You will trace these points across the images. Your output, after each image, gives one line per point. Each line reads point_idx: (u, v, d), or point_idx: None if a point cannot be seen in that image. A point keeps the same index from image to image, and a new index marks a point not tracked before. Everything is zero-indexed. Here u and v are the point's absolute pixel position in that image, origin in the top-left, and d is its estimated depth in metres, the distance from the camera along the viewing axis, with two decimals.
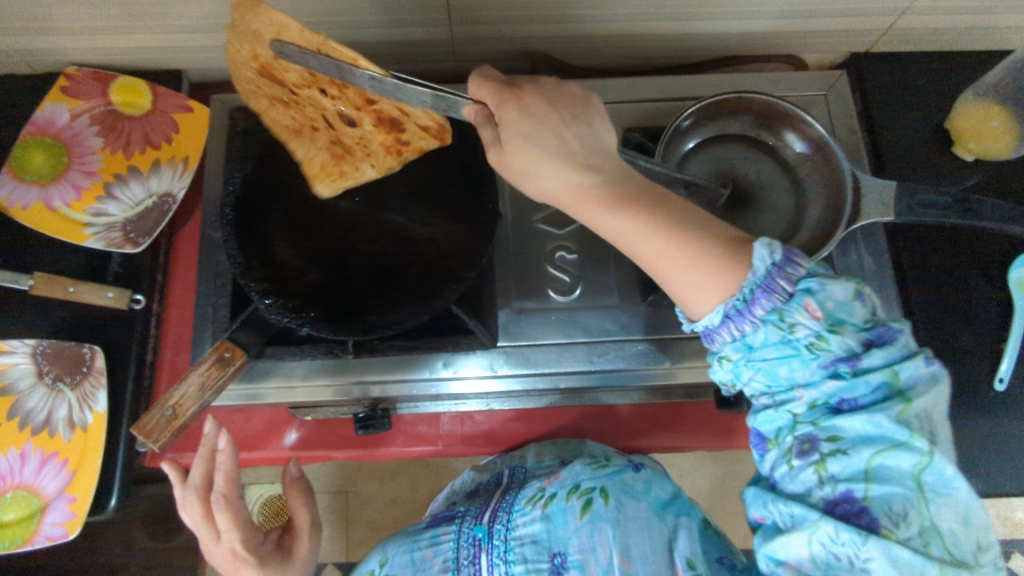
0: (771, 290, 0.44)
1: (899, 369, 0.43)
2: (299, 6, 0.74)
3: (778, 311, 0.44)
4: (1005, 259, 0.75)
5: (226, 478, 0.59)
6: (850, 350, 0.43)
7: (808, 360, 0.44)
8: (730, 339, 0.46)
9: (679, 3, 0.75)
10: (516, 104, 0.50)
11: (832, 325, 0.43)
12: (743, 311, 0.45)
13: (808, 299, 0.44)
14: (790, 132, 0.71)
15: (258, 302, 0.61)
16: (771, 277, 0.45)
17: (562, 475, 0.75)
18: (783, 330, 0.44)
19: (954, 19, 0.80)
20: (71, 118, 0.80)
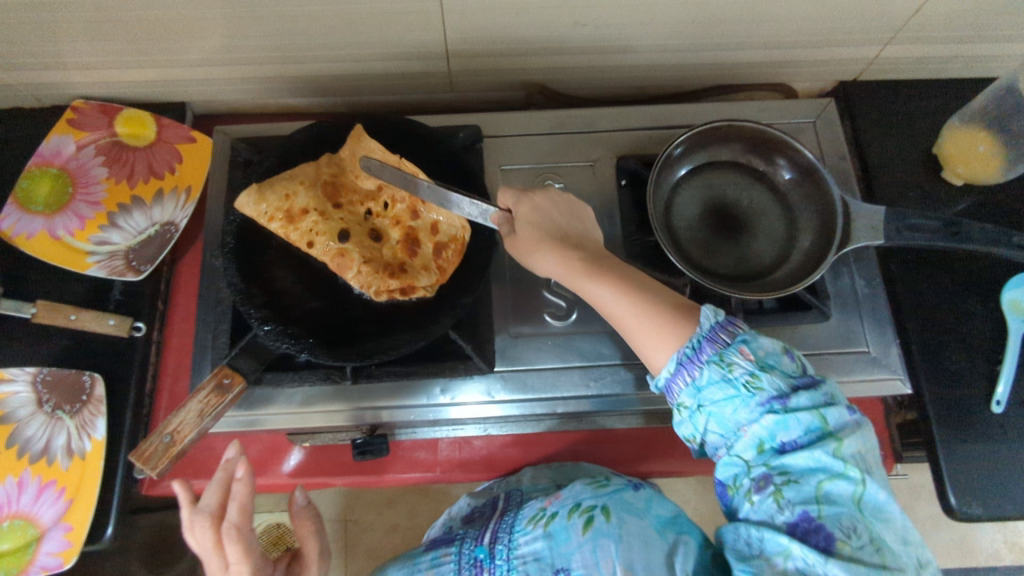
0: (713, 340, 0.53)
1: (826, 413, 0.49)
2: (302, 41, 0.76)
3: (719, 354, 0.52)
4: (998, 282, 0.76)
5: (242, 509, 0.54)
6: (780, 390, 0.50)
7: (748, 399, 0.50)
8: (684, 385, 0.54)
9: (670, 34, 0.78)
10: (530, 204, 0.64)
11: (762, 367, 0.51)
12: (692, 359, 0.53)
13: (743, 347, 0.52)
14: (781, 158, 0.73)
15: (257, 329, 0.62)
16: (713, 331, 0.54)
17: (562, 495, 0.75)
18: (723, 369, 0.51)
19: (939, 48, 0.82)
20: (77, 149, 0.81)
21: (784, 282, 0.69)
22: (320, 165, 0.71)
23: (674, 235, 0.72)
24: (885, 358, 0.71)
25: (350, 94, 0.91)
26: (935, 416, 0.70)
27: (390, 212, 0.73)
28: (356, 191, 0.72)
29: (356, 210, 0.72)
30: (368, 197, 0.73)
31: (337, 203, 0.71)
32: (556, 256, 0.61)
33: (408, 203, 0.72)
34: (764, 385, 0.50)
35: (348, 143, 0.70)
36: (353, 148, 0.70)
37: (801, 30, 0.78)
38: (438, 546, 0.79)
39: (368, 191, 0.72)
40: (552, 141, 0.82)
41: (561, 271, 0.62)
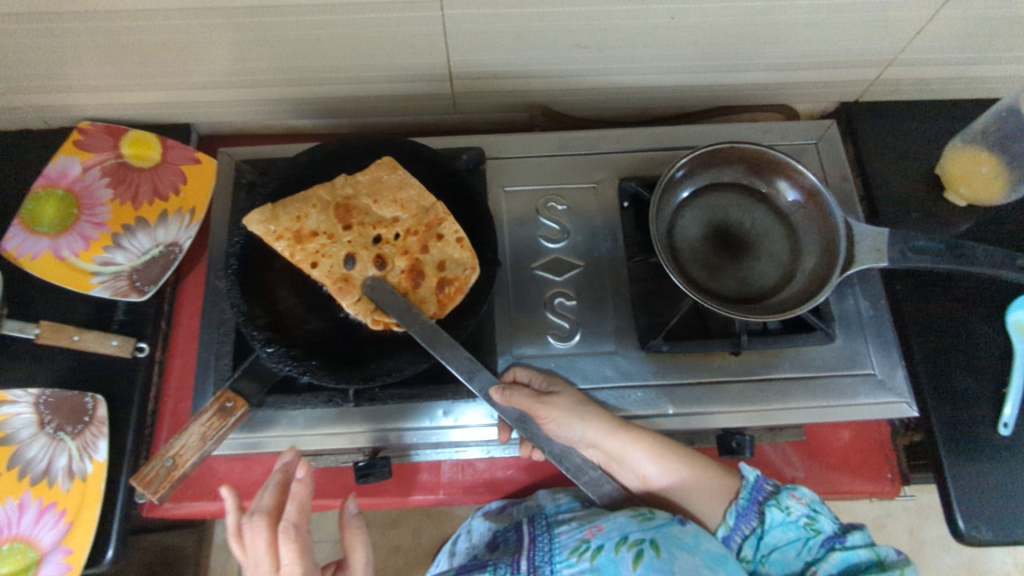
0: (761, 487, 0.65)
1: (876, 549, 0.59)
2: (308, 65, 0.77)
3: (777, 498, 0.63)
4: (1002, 304, 0.75)
5: (300, 507, 0.53)
6: (834, 532, 0.61)
7: (809, 535, 0.60)
8: (749, 533, 0.64)
9: (673, 56, 0.78)
10: (547, 401, 0.65)
11: (814, 511, 0.62)
12: (746, 510, 0.65)
13: (795, 492, 0.63)
14: (782, 181, 0.73)
15: (260, 351, 0.62)
16: (759, 480, 0.66)
17: (605, 526, 0.68)
18: (783, 511, 0.62)
19: (940, 69, 0.83)
20: (83, 171, 0.82)
21: (787, 303, 0.68)
22: (347, 187, 0.73)
23: (677, 257, 0.72)
24: (891, 380, 0.71)
25: (354, 116, 0.92)
26: (943, 438, 0.69)
27: (403, 242, 0.72)
28: (375, 216, 0.73)
29: (369, 235, 0.72)
30: (383, 224, 0.72)
31: (351, 225, 0.71)
32: (586, 423, 0.66)
33: (420, 235, 0.71)
34: (821, 527, 0.61)
35: (371, 170, 0.73)
36: (390, 179, 0.72)
37: (801, 53, 0.79)
38: (468, 574, 0.70)
39: (386, 219, 0.72)
40: (553, 162, 0.83)
41: (591, 435, 0.67)
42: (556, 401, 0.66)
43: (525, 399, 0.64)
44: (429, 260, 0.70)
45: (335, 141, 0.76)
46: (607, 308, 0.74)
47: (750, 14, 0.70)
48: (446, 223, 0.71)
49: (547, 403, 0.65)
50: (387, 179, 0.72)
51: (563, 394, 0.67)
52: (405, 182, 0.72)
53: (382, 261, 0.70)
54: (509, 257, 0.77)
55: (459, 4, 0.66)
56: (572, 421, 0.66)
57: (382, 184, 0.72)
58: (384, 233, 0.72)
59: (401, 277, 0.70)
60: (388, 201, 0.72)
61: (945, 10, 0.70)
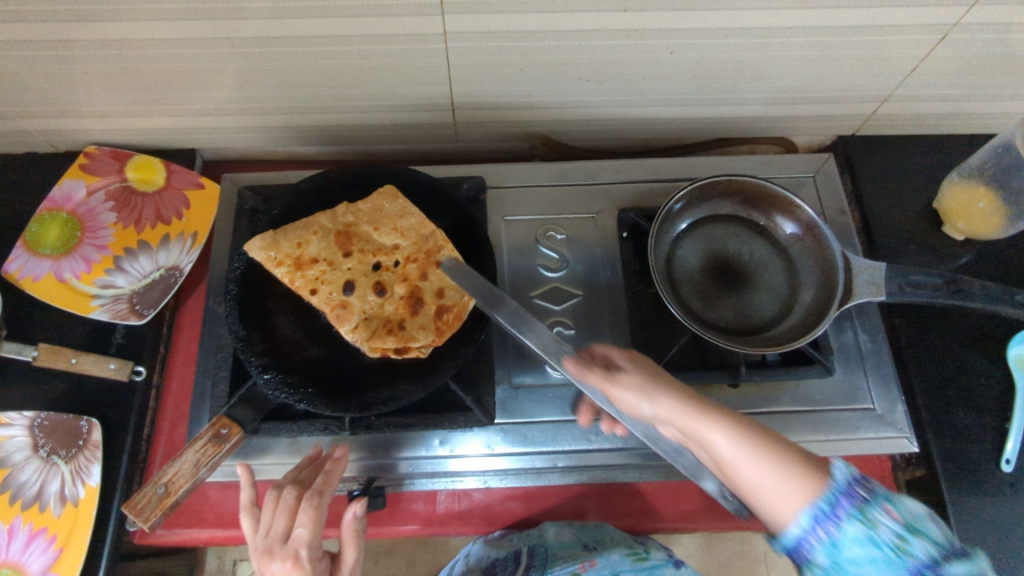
0: (851, 494, 0.45)
1: None
2: (314, 94, 0.78)
3: (861, 509, 0.44)
4: (1003, 339, 0.75)
5: (326, 480, 0.60)
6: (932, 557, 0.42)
7: (897, 566, 0.42)
8: (819, 542, 0.44)
9: (671, 90, 0.80)
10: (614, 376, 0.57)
11: (912, 530, 0.43)
12: (826, 516, 0.44)
13: (887, 504, 0.44)
14: (780, 214, 0.74)
15: (257, 377, 0.62)
16: (849, 483, 0.46)
17: (598, 561, 0.79)
18: (867, 527, 0.43)
19: (936, 105, 0.84)
20: (87, 194, 0.83)
21: (786, 336, 0.68)
22: (347, 215, 0.73)
23: (676, 288, 0.72)
24: (891, 415, 0.70)
25: (358, 144, 0.93)
26: (946, 475, 0.68)
27: (401, 269, 0.72)
28: (374, 245, 0.73)
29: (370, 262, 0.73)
30: (382, 253, 0.73)
31: (349, 252, 0.72)
32: (650, 401, 0.55)
33: (419, 263, 0.72)
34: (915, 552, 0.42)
35: (373, 198, 0.74)
36: (390, 208, 0.73)
37: (797, 88, 0.80)
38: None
39: (385, 247, 0.73)
40: (554, 192, 0.83)
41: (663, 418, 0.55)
42: (624, 378, 0.57)
43: (594, 374, 0.58)
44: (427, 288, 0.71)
45: (339, 169, 0.77)
46: (605, 338, 0.74)
47: (747, 50, 0.71)
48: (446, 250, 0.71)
49: (615, 380, 0.57)
50: (387, 208, 0.73)
51: (638, 369, 0.57)
52: (405, 211, 0.73)
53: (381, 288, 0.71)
54: (508, 286, 0.77)
55: (461, 37, 0.67)
56: (641, 402, 0.56)
57: (382, 212, 0.73)
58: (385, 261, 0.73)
59: (399, 304, 0.71)
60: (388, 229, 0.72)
61: (939, 47, 0.71)
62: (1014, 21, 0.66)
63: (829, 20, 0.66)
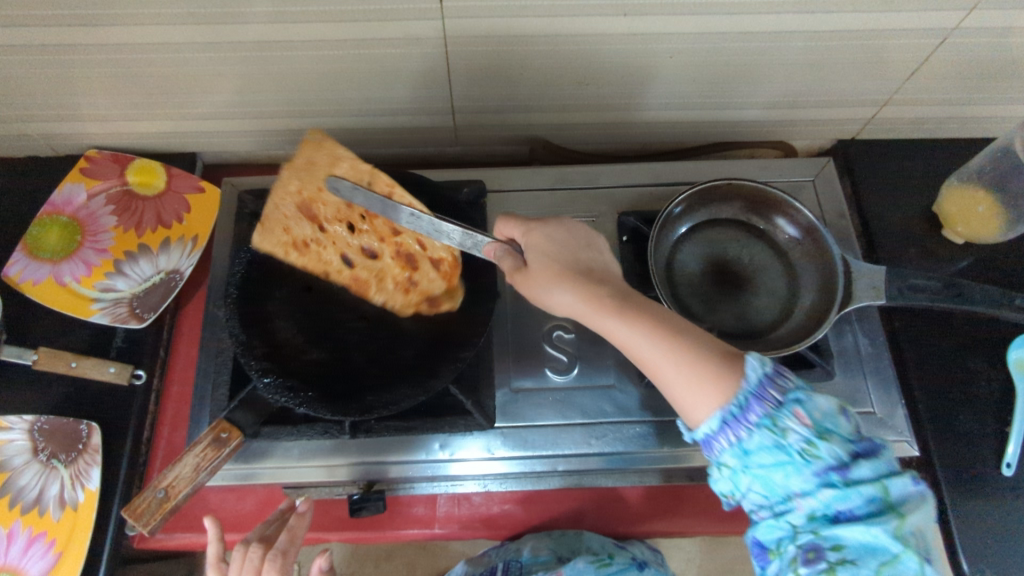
0: (763, 398, 0.47)
1: (888, 485, 0.44)
2: (314, 98, 0.79)
3: (770, 416, 0.46)
4: (1003, 343, 0.75)
5: (290, 536, 0.63)
6: (840, 458, 0.44)
7: (802, 467, 0.45)
8: (728, 445, 0.48)
9: (670, 94, 0.80)
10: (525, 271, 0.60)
11: (820, 432, 0.45)
12: (737, 419, 0.48)
13: (798, 407, 0.47)
14: (780, 217, 0.74)
15: (257, 381, 0.61)
16: (762, 387, 0.48)
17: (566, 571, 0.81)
18: (775, 434, 0.46)
19: (935, 109, 0.84)
20: (88, 198, 0.83)
21: (785, 340, 0.68)
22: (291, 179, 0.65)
23: (676, 292, 0.72)
24: (891, 419, 0.70)
25: (358, 148, 0.93)
26: (946, 478, 0.68)
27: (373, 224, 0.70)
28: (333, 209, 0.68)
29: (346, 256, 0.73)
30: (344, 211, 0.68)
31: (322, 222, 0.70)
32: (569, 290, 0.57)
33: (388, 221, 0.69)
34: (823, 453, 0.45)
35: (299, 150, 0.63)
36: (319, 159, 0.63)
37: (797, 92, 0.80)
38: None
39: (341, 207, 0.67)
40: (554, 196, 0.84)
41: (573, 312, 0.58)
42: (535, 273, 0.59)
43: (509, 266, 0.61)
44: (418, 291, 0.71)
45: None
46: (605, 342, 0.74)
47: (747, 54, 0.71)
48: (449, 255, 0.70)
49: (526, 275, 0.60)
50: (316, 157, 0.63)
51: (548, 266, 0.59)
52: (334, 161, 0.63)
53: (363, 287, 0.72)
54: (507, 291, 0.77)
55: (462, 41, 0.67)
56: (549, 295, 0.58)
57: (315, 166, 0.64)
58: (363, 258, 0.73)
59: (398, 267, 0.73)
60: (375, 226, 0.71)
61: (939, 51, 0.71)
62: (1013, 25, 0.67)
63: (829, 24, 0.66)
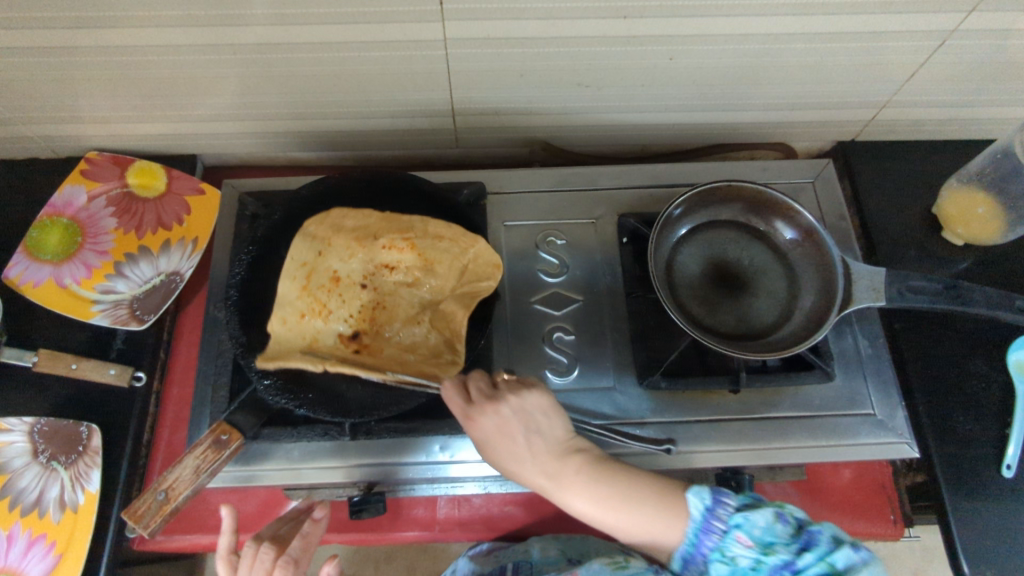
0: (709, 531, 0.52)
1: (833, 562, 0.48)
2: (315, 100, 0.79)
3: (719, 548, 0.51)
4: (1003, 345, 0.75)
5: (304, 542, 0.62)
6: (786, 559, 0.49)
7: None
8: None
9: (669, 96, 0.80)
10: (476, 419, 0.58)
11: (764, 547, 0.50)
12: (693, 555, 0.52)
13: (739, 530, 0.51)
14: (780, 219, 0.74)
15: (257, 383, 0.62)
16: (705, 520, 0.52)
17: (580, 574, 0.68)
18: (727, 563, 0.51)
19: (934, 111, 0.85)
20: (88, 200, 0.83)
21: (786, 341, 0.68)
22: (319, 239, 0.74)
23: (676, 294, 0.72)
24: (891, 421, 0.70)
25: (359, 149, 0.93)
26: (947, 480, 0.68)
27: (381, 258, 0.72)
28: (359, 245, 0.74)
29: (383, 267, 0.74)
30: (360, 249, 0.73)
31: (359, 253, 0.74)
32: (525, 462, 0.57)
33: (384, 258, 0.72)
34: (773, 561, 0.49)
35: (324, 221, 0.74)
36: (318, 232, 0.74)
37: (796, 94, 0.80)
38: None
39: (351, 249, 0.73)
40: (554, 198, 0.84)
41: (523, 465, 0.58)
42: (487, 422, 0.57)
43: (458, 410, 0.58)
44: (434, 319, 0.71)
45: (337, 175, 0.77)
46: (606, 344, 0.74)
47: (747, 56, 0.71)
48: (490, 280, 0.70)
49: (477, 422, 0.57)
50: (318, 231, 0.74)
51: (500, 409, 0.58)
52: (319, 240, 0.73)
53: (381, 305, 0.73)
54: (507, 292, 0.77)
55: (462, 43, 0.67)
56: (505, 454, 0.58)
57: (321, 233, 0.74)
58: (399, 275, 0.74)
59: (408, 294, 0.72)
60: (432, 240, 0.72)
61: (938, 54, 0.71)
62: (1012, 28, 0.67)
63: (828, 27, 0.66)
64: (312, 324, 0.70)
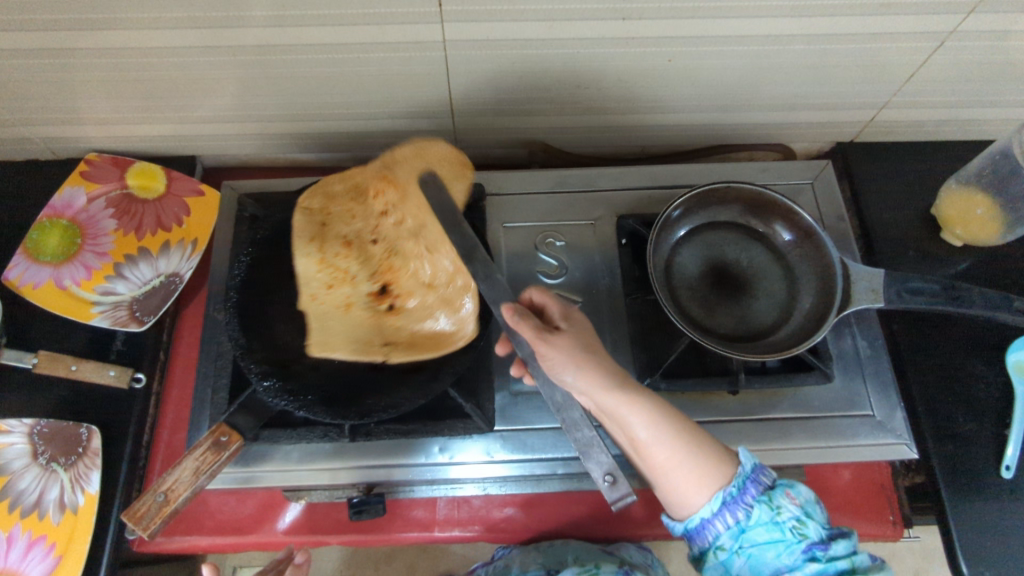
0: (757, 482, 0.56)
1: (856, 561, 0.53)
2: (314, 101, 0.79)
3: (767, 495, 0.54)
4: (1002, 346, 0.76)
5: None
6: (820, 535, 0.53)
7: (793, 542, 0.53)
8: (726, 526, 0.54)
9: (669, 97, 0.80)
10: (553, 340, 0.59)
11: (807, 512, 0.54)
12: (737, 499, 0.55)
13: (788, 490, 0.55)
14: (779, 220, 0.74)
15: (257, 384, 0.62)
16: (756, 472, 0.56)
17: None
18: (772, 511, 0.54)
19: (934, 112, 0.85)
20: (88, 201, 0.83)
21: (786, 342, 0.68)
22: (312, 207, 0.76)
23: (675, 294, 0.72)
24: (891, 422, 0.70)
25: (358, 151, 0.93)
26: (945, 480, 0.68)
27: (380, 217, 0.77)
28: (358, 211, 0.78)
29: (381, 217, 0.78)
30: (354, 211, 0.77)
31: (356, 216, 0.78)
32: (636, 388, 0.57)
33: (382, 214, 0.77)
34: (809, 531, 0.53)
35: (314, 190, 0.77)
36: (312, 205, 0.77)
37: (796, 95, 0.80)
38: None
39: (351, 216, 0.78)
40: (553, 199, 0.84)
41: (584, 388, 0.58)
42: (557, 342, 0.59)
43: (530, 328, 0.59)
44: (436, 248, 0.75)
45: (337, 175, 0.78)
46: (605, 346, 0.74)
47: (745, 57, 0.71)
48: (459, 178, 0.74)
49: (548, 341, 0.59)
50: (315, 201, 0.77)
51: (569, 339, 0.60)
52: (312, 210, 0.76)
53: (394, 254, 0.78)
54: (507, 293, 0.77)
55: (462, 45, 0.67)
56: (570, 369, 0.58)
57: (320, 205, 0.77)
58: (394, 217, 0.77)
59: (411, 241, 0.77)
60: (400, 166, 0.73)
61: (937, 54, 0.71)
62: (1012, 29, 0.67)
63: (828, 27, 0.66)
64: (342, 291, 0.77)
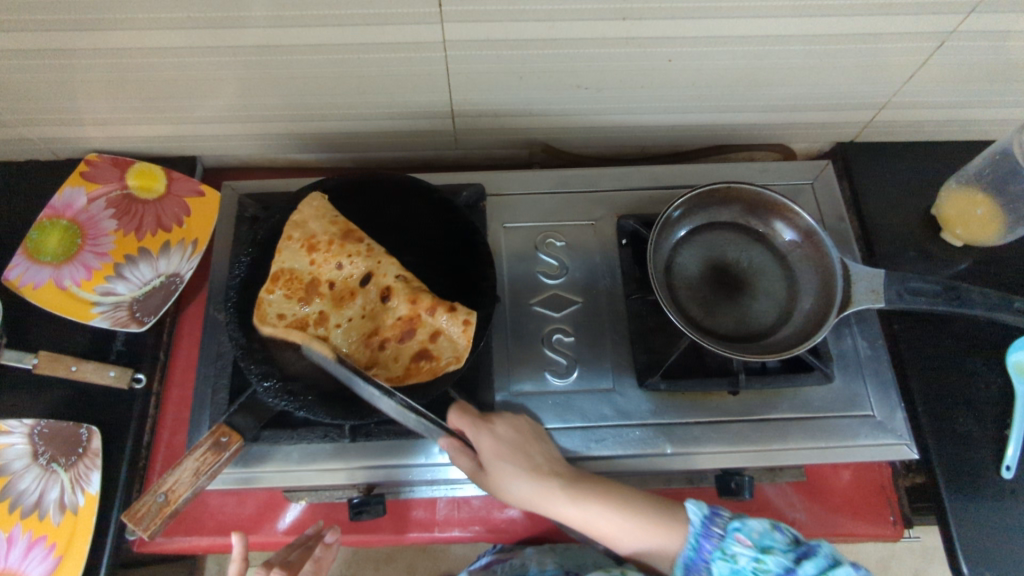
0: (708, 535, 0.59)
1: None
2: (314, 101, 0.79)
3: (720, 547, 0.58)
4: (1002, 346, 0.76)
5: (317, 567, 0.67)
6: (785, 565, 0.55)
7: None
8: None
9: (669, 97, 0.80)
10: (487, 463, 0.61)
11: (762, 549, 0.56)
12: (696, 558, 0.58)
13: (738, 533, 0.58)
14: (779, 221, 0.74)
15: (257, 385, 0.62)
16: (705, 524, 0.59)
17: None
18: (728, 561, 0.57)
19: (934, 112, 0.85)
20: (88, 202, 0.83)
21: (785, 343, 0.68)
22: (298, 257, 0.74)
23: (675, 294, 0.72)
24: (891, 422, 0.70)
25: (358, 151, 0.93)
26: (945, 480, 0.68)
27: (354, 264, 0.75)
28: (334, 254, 0.74)
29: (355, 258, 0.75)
30: (334, 254, 0.74)
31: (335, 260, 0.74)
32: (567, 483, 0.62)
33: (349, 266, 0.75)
34: (772, 565, 0.55)
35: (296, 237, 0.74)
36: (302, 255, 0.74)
37: (796, 95, 0.80)
38: None
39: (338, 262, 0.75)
40: (553, 200, 0.84)
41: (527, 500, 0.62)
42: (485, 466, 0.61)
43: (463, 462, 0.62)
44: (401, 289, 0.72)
45: (337, 176, 0.78)
46: (605, 346, 0.74)
47: (745, 58, 0.71)
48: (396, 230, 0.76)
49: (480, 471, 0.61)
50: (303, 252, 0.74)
51: (500, 448, 0.62)
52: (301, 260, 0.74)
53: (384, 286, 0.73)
54: (507, 293, 0.77)
55: (462, 45, 0.67)
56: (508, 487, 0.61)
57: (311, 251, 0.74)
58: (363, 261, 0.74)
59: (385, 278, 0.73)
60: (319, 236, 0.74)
61: (937, 55, 0.71)
62: (1011, 29, 0.67)
63: (827, 28, 0.66)
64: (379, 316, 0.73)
